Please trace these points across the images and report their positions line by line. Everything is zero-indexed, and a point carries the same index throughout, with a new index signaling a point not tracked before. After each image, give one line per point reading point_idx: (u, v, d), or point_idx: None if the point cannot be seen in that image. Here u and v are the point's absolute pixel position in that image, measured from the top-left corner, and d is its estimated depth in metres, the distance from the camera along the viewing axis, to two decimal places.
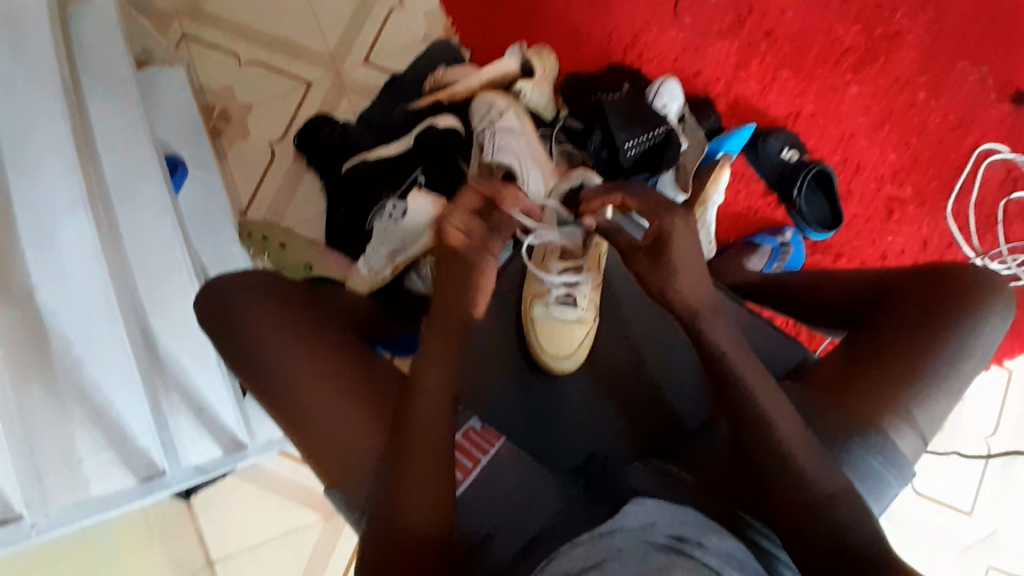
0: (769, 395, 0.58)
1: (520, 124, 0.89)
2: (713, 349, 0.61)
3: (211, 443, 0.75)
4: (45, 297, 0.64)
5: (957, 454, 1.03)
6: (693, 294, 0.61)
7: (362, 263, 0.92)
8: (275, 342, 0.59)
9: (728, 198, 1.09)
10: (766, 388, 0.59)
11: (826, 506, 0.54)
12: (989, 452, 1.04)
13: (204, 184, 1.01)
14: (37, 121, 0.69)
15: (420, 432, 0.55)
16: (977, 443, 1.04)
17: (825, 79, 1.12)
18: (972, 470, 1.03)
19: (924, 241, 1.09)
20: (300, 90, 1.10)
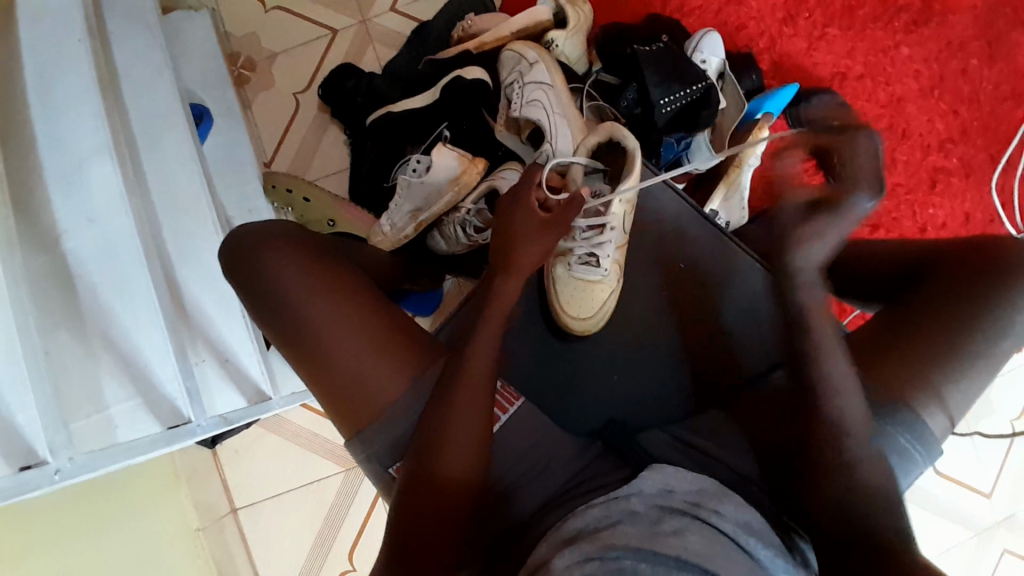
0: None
1: (550, 78, 0.86)
2: None
3: (235, 392, 0.76)
4: (71, 242, 0.64)
5: (981, 433, 1.00)
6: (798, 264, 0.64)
7: (384, 221, 0.92)
8: (301, 290, 0.59)
9: (765, 163, 1.04)
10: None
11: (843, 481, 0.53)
12: (1014, 434, 1.01)
13: (230, 134, 1.00)
14: (64, 67, 0.70)
15: (462, 394, 0.56)
16: (1003, 424, 1.01)
17: (876, 38, 1.05)
18: (996, 453, 1.01)
19: (966, 216, 1.03)
20: (324, 38, 1.07)
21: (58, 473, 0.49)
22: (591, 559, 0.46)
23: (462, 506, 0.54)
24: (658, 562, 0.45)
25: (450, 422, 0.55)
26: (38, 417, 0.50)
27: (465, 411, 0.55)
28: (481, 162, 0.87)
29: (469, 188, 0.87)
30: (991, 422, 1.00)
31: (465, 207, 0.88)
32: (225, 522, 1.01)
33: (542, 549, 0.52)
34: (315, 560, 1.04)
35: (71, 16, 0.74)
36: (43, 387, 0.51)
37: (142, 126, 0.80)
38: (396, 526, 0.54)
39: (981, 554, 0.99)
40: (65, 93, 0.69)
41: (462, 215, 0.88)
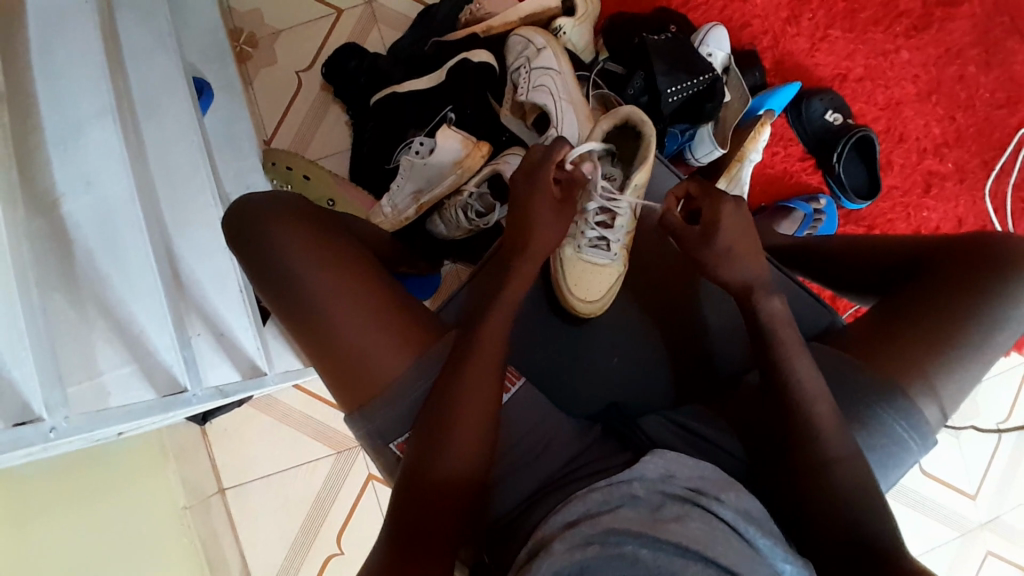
0: (789, 364, 0.57)
1: (557, 64, 0.86)
2: None
3: (230, 367, 0.75)
4: (69, 203, 0.62)
5: (967, 434, 1.02)
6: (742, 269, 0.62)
7: (385, 202, 0.91)
8: (306, 261, 0.58)
9: (765, 160, 1.05)
10: (784, 349, 0.58)
11: (833, 464, 0.54)
12: (999, 436, 1.03)
13: (230, 109, 0.99)
14: (66, 29, 0.69)
15: (469, 372, 0.56)
16: (988, 426, 1.03)
17: (877, 41, 1.06)
18: (981, 453, 1.03)
19: (959, 220, 1.05)
20: (330, 17, 1.06)
21: (53, 432, 0.48)
22: (592, 543, 0.48)
23: (463, 480, 0.54)
24: (658, 548, 0.47)
25: (456, 400, 0.55)
26: (35, 374, 0.49)
27: (474, 389, 0.56)
28: (486, 146, 0.87)
29: (474, 171, 0.88)
30: (973, 421, 1.03)
31: (468, 190, 0.88)
32: (213, 501, 0.99)
33: (544, 528, 0.52)
34: (303, 544, 1.03)
35: None
36: (39, 344, 0.50)
37: (143, 96, 0.78)
38: (400, 502, 0.54)
39: (963, 553, 1.01)
40: (67, 56, 0.67)
41: (464, 199, 0.88)
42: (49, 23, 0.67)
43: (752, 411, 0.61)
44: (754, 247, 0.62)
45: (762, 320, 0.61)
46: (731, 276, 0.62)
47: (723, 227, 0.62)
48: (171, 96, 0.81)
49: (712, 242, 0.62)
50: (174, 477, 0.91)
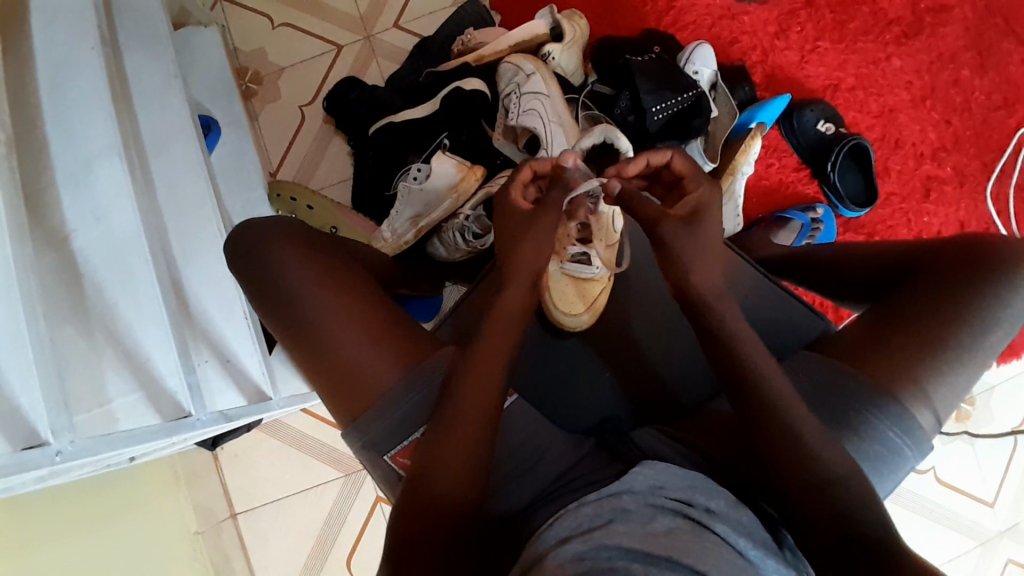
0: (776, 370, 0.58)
1: (546, 88, 0.89)
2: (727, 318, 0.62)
3: (235, 391, 0.77)
4: (79, 239, 0.66)
5: (982, 440, 1.00)
6: (707, 277, 0.61)
7: (385, 228, 0.94)
8: (302, 282, 0.60)
9: (759, 172, 1.06)
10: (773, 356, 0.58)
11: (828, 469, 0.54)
12: (1015, 442, 1.00)
13: (237, 144, 1.03)
14: (79, 76, 0.73)
15: (464, 385, 0.57)
16: (1003, 432, 1.00)
17: (867, 50, 1.07)
18: (998, 460, 1.00)
19: (961, 223, 1.04)
20: (331, 52, 1.11)
21: (59, 455, 0.49)
22: (585, 559, 0.48)
23: (460, 492, 0.55)
24: (650, 564, 0.47)
25: (451, 414, 0.56)
26: (42, 401, 0.52)
27: (474, 403, 0.57)
28: (480, 170, 0.90)
29: (468, 194, 0.90)
30: (987, 426, 1.00)
31: (464, 213, 0.90)
32: (225, 526, 1.01)
33: (534, 546, 0.53)
34: (313, 566, 1.04)
35: (87, 29, 0.77)
36: (44, 370, 0.53)
37: (153, 135, 0.83)
38: (403, 513, 0.55)
39: (984, 564, 0.98)
40: (78, 100, 0.72)
41: (461, 222, 0.91)
42: (61, 70, 0.72)
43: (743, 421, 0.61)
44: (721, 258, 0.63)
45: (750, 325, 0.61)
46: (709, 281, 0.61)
47: (708, 220, 0.63)
48: (178, 134, 0.85)
49: (697, 235, 0.62)
50: (186, 501, 0.93)
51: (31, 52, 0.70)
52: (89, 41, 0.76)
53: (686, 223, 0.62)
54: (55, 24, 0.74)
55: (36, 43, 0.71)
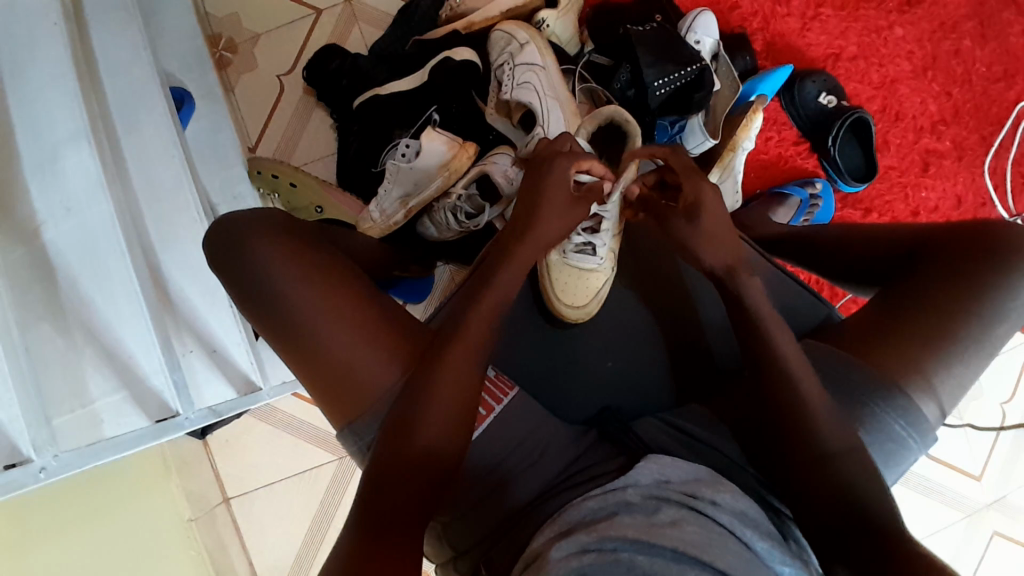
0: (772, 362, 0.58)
1: (541, 59, 0.85)
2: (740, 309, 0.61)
3: (224, 384, 0.75)
4: (50, 230, 0.63)
5: (971, 415, 1.02)
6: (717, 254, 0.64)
7: (373, 207, 0.90)
8: (284, 278, 0.57)
9: (758, 146, 1.03)
10: (774, 345, 0.59)
11: (834, 454, 0.53)
12: (1003, 416, 1.02)
13: (213, 119, 0.97)
14: (35, 46, 0.66)
15: (445, 380, 0.54)
16: (991, 407, 1.02)
17: (870, 18, 1.04)
18: (986, 434, 1.02)
19: (958, 198, 1.03)
20: (309, 18, 1.04)
21: (42, 471, 0.51)
22: (589, 551, 0.47)
23: (431, 483, 0.53)
24: (655, 555, 0.46)
25: (429, 410, 0.53)
26: (20, 416, 0.51)
27: (447, 401, 0.54)
28: (472, 146, 0.86)
29: (460, 173, 0.86)
30: (981, 417, 1.02)
31: (456, 192, 0.86)
32: (218, 512, 1.00)
33: (538, 540, 0.52)
34: (309, 550, 1.03)
35: None
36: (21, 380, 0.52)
37: (122, 112, 0.77)
38: (366, 504, 0.52)
39: (969, 534, 1.01)
40: (37, 75, 0.66)
41: (453, 201, 0.87)
42: (15, 42, 0.66)
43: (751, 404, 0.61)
44: (730, 237, 0.65)
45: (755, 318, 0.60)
46: (714, 255, 0.64)
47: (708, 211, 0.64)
48: (149, 109, 0.79)
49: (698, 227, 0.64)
50: (178, 489, 0.91)
51: None
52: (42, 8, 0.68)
53: (687, 216, 0.65)
54: None
55: None
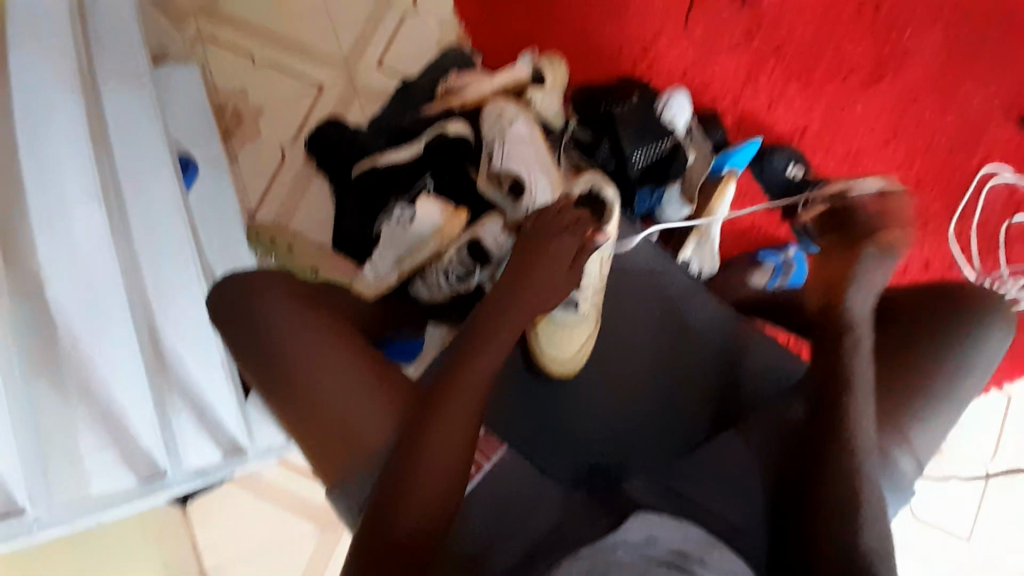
0: None
1: (529, 133, 0.91)
2: None
3: (212, 445, 0.75)
4: (55, 291, 0.64)
5: (956, 477, 1.03)
6: None
7: (367, 269, 0.93)
8: (284, 336, 0.60)
9: (733, 214, 1.10)
10: None
11: None
12: (988, 475, 1.03)
13: (214, 184, 1.01)
14: (55, 113, 0.71)
15: (438, 434, 0.55)
16: (976, 467, 1.03)
17: (833, 97, 1.13)
18: (975, 493, 1.03)
19: (925, 262, 1.10)
20: (312, 93, 1.11)
21: (34, 524, 0.55)
22: None
23: (424, 540, 0.53)
24: None
25: (424, 465, 0.54)
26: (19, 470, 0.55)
27: (438, 455, 0.55)
28: (462, 212, 0.92)
29: (452, 238, 0.90)
30: (965, 467, 1.03)
31: (448, 255, 0.90)
32: None
33: None
34: None
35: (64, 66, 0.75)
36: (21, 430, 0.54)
37: (129, 175, 0.81)
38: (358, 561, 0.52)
39: None
40: (53, 139, 0.69)
41: (445, 264, 0.90)
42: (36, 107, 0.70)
43: (787, 461, 0.62)
44: None
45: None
46: None
47: None
48: (153, 173, 0.83)
49: None
50: (156, 556, 0.89)
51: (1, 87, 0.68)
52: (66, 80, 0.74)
53: None
54: None
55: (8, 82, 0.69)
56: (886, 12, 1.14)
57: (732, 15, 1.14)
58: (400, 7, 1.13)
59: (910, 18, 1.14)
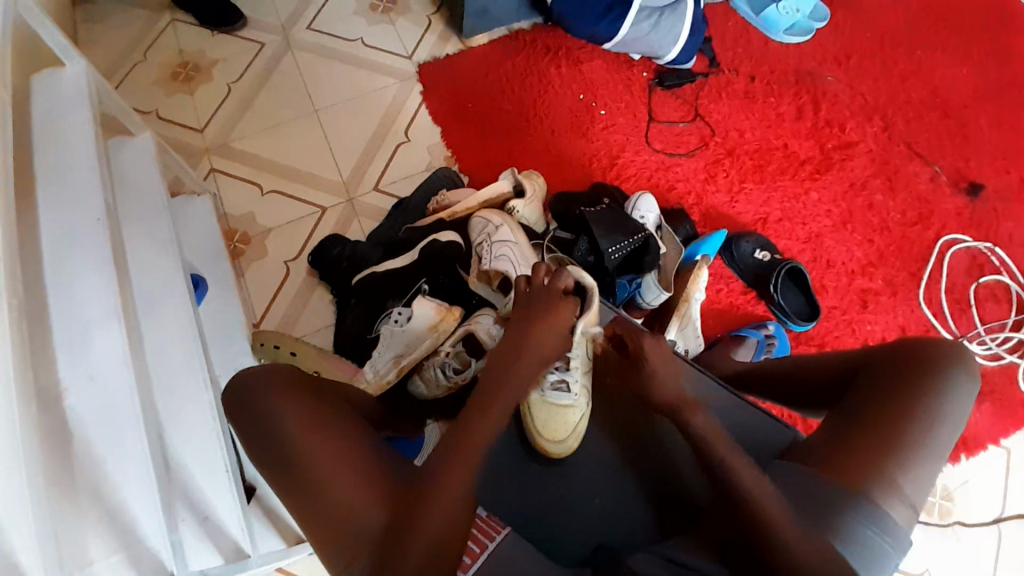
0: (751, 477, 0.61)
1: (514, 236, 1.00)
2: (703, 423, 0.66)
3: (212, 550, 0.76)
4: (72, 399, 0.66)
5: (961, 524, 1.06)
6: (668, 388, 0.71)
7: (368, 368, 0.97)
8: (286, 424, 0.63)
9: (712, 297, 1.17)
10: (746, 462, 0.62)
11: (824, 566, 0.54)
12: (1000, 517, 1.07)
13: (221, 300, 1.08)
14: (82, 234, 0.74)
15: (434, 507, 0.57)
16: (985, 514, 1.07)
17: (787, 188, 1.25)
18: (990, 547, 1.05)
19: (902, 327, 1.15)
20: (315, 214, 1.21)
21: None
22: None
23: None
24: None
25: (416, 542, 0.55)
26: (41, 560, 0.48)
27: (435, 527, 0.56)
28: (457, 310, 0.98)
29: (448, 333, 0.96)
30: (974, 514, 1.07)
31: (444, 350, 0.96)
32: None
33: None
34: None
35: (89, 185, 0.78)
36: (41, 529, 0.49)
37: (146, 295, 0.87)
38: None
39: None
40: (75, 260, 0.73)
41: (442, 358, 0.96)
42: (62, 232, 0.74)
43: None
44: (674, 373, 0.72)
45: (726, 439, 0.64)
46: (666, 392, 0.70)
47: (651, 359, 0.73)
48: (169, 292, 0.89)
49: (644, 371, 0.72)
50: None
51: (33, 220, 0.74)
52: (91, 203, 0.77)
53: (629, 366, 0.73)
54: (59, 190, 0.77)
55: (36, 213, 0.75)
56: (823, 113, 1.30)
57: (687, 126, 1.29)
58: (395, 135, 1.27)
59: (845, 116, 1.30)
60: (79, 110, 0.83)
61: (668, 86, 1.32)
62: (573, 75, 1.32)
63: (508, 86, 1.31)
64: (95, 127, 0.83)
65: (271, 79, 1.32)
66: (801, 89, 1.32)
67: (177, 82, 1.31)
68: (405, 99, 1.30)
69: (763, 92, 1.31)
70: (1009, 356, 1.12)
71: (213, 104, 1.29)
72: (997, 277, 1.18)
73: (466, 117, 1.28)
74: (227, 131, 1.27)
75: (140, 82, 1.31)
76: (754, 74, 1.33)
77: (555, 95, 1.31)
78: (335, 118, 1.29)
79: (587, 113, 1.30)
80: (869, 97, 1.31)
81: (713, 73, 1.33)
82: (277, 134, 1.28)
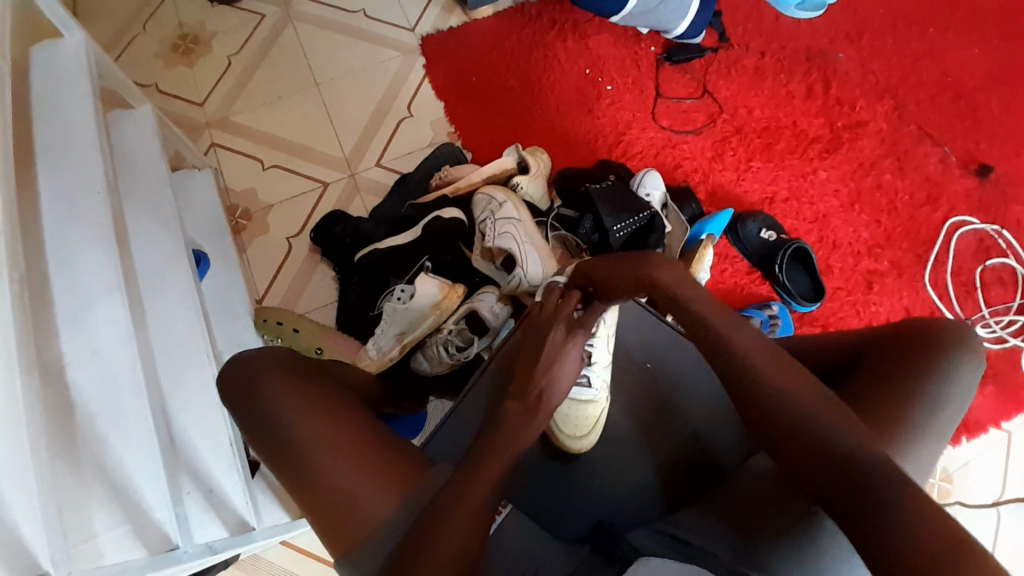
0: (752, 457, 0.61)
1: (517, 213, 0.99)
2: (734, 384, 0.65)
3: (218, 524, 0.74)
4: (74, 372, 0.66)
5: (959, 505, 1.07)
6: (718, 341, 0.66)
7: (370, 346, 0.98)
8: (291, 412, 0.63)
9: (716, 277, 1.16)
10: None
11: None
12: (999, 500, 1.08)
13: (224, 276, 1.08)
14: (83, 209, 0.74)
15: (467, 496, 0.57)
16: (984, 496, 1.08)
17: (795, 167, 1.23)
18: (987, 528, 1.06)
19: (906, 310, 1.14)
20: (317, 190, 1.20)
21: None
22: None
23: None
24: None
25: (442, 529, 0.55)
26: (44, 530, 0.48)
27: (459, 512, 0.56)
28: (460, 287, 0.97)
29: (450, 310, 0.96)
30: (972, 496, 1.08)
31: (447, 327, 0.96)
32: None
33: None
34: None
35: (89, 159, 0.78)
36: (45, 499, 0.49)
37: (148, 270, 0.87)
38: None
39: None
40: (77, 235, 0.73)
41: (445, 335, 0.96)
42: (64, 207, 0.74)
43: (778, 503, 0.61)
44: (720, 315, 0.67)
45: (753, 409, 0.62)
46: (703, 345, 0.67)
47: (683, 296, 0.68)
48: (171, 268, 0.89)
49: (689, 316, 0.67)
50: None
51: (34, 193, 0.74)
52: (91, 177, 0.76)
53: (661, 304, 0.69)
54: (60, 164, 0.76)
55: (37, 186, 0.74)
56: (833, 91, 1.27)
57: (695, 102, 1.27)
58: (397, 111, 1.25)
59: (856, 94, 1.27)
60: (77, 81, 0.82)
61: (676, 61, 1.29)
62: (580, 49, 1.29)
63: (512, 60, 1.28)
64: (95, 99, 0.82)
65: (272, 52, 1.29)
66: (811, 66, 1.29)
67: (177, 53, 1.29)
68: (408, 73, 1.28)
69: (773, 69, 1.29)
70: (1014, 340, 1.12)
71: (214, 77, 1.27)
72: (1005, 260, 1.17)
73: (470, 92, 1.26)
74: (228, 104, 1.26)
75: (139, 54, 1.29)
76: (765, 50, 1.30)
77: (561, 70, 1.28)
78: (338, 92, 1.27)
79: (593, 89, 1.27)
80: (881, 74, 1.29)
81: (722, 48, 1.30)
82: (279, 108, 1.26)
